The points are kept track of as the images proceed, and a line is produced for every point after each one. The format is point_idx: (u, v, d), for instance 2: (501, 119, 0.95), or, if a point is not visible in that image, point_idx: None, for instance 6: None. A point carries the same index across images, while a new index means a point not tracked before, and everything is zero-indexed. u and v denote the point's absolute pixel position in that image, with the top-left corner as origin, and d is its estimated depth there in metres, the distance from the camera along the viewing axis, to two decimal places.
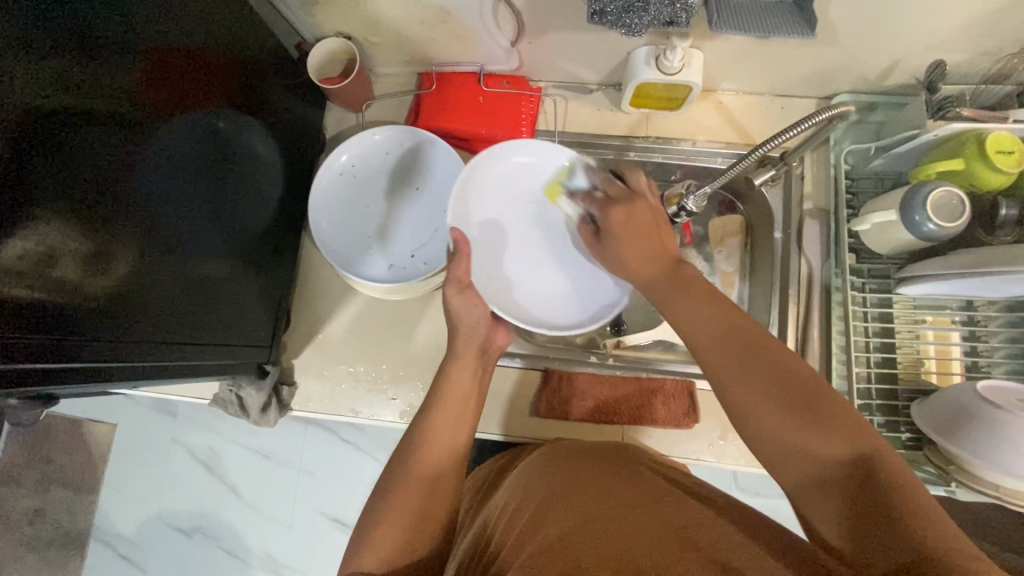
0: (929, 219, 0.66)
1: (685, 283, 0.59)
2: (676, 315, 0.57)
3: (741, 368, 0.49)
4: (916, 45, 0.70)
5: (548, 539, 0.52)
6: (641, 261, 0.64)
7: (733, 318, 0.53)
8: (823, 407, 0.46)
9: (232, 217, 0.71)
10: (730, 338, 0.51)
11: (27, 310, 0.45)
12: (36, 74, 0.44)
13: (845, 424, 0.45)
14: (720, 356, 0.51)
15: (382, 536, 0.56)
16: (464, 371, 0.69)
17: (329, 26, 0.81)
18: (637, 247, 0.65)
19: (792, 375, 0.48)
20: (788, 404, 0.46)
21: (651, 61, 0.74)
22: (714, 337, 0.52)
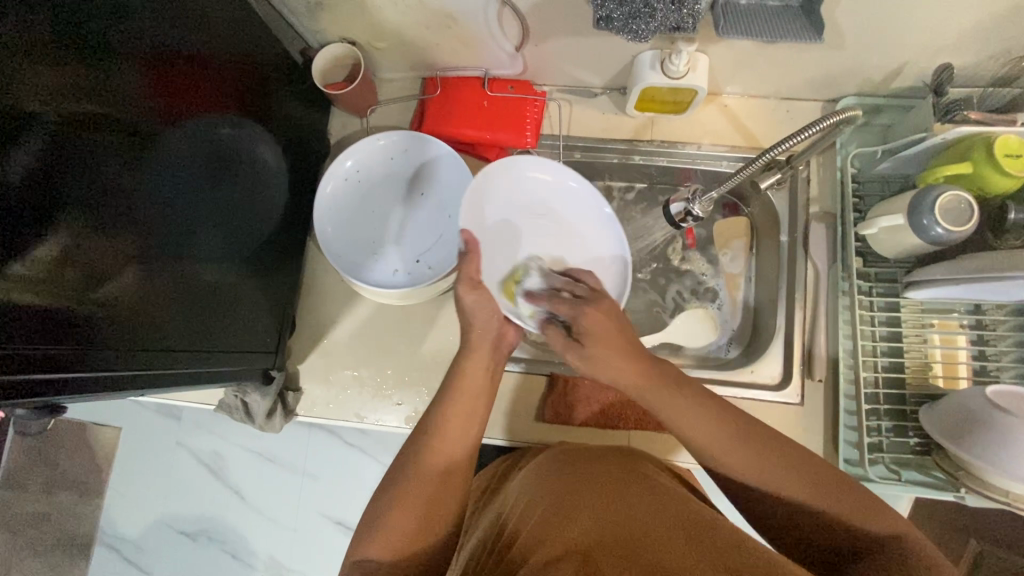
0: (937, 223, 0.65)
1: (673, 389, 0.59)
2: (669, 416, 0.58)
3: (757, 461, 0.54)
4: (923, 49, 0.70)
5: (558, 540, 0.51)
6: (623, 367, 0.61)
7: (735, 425, 0.56)
8: (837, 488, 0.52)
9: (237, 222, 0.70)
10: (738, 440, 0.55)
11: (34, 319, 0.45)
12: (43, 82, 0.44)
13: (860, 500, 0.52)
14: (736, 454, 0.54)
15: (387, 531, 0.56)
16: (479, 371, 0.68)
17: (334, 32, 0.81)
18: (613, 352, 0.62)
19: (801, 463, 0.54)
20: (810, 487, 0.52)
21: (656, 65, 0.73)
22: (721, 440, 0.55)
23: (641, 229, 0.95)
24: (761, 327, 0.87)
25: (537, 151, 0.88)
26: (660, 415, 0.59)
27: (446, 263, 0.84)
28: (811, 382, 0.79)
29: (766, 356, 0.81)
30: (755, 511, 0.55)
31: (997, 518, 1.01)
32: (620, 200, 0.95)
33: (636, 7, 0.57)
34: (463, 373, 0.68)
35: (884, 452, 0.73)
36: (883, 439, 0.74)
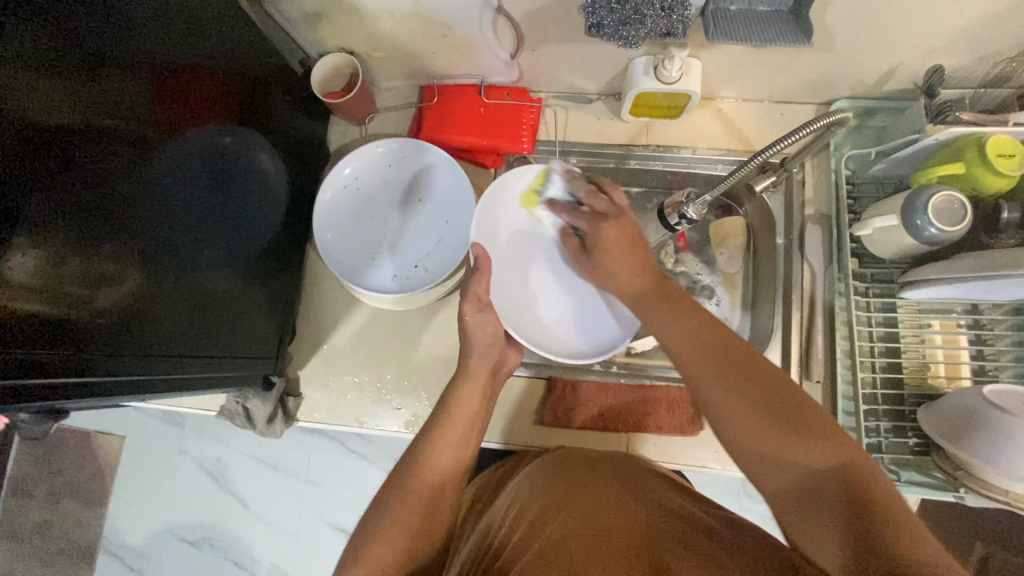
0: (930, 224, 0.66)
1: (658, 303, 0.59)
2: (661, 317, 0.57)
3: (725, 375, 0.48)
4: (913, 52, 0.70)
5: (548, 547, 0.53)
6: (622, 267, 0.65)
7: (712, 329, 0.52)
8: (798, 417, 0.45)
9: (238, 230, 0.72)
10: (706, 343, 0.51)
11: (41, 325, 0.46)
12: (52, 93, 0.46)
13: (820, 434, 0.44)
14: (703, 367, 0.50)
15: (382, 548, 0.58)
16: (474, 398, 0.70)
17: (332, 42, 0.83)
18: (619, 258, 0.65)
19: (766, 383, 0.47)
20: (768, 412, 0.46)
21: (649, 71, 0.74)
22: (695, 356, 0.51)
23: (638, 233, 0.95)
24: (759, 330, 0.87)
25: (534, 156, 0.89)
26: (648, 318, 0.59)
27: (444, 268, 0.85)
28: (809, 384, 0.79)
29: (764, 358, 0.82)
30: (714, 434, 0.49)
31: (1002, 518, 1.00)
32: None
33: (625, 13, 0.58)
34: (462, 394, 0.69)
35: (883, 453, 0.73)
36: (881, 440, 0.74)
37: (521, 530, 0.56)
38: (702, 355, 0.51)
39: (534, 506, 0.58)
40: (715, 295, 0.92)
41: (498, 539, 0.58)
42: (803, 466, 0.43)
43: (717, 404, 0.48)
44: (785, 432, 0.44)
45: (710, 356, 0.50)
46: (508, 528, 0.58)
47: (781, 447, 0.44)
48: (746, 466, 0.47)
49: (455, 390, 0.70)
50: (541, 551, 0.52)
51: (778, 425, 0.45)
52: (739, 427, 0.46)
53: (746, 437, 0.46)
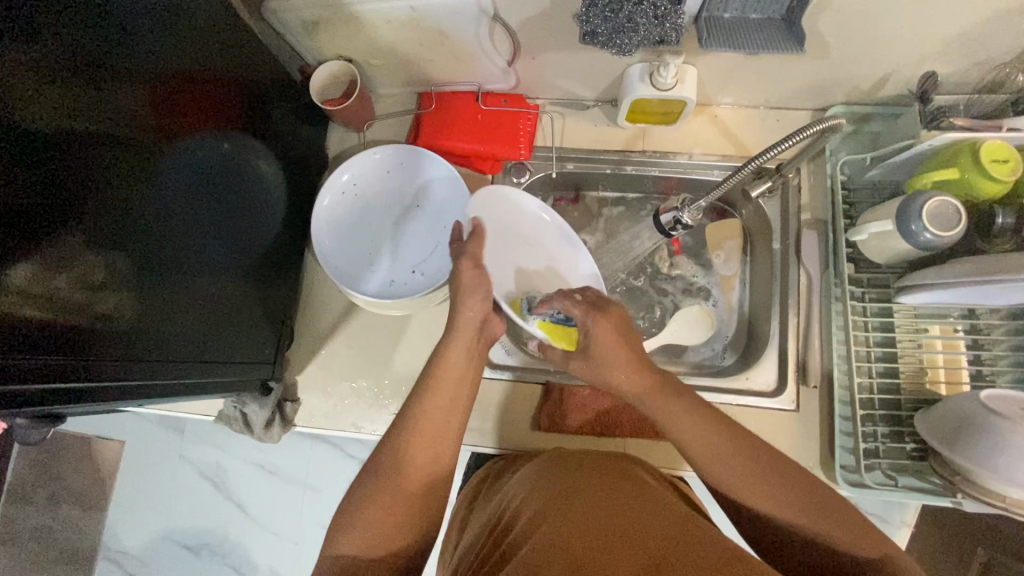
0: (925, 229, 0.66)
1: (678, 405, 0.60)
2: (667, 421, 0.60)
3: (751, 474, 0.55)
4: (906, 58, 0.71)
5: (542, 539, 0.51)
6: (621, 373, 0.64)
7: (724, 431, 0.57)
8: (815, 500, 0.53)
9: (237, 236, 0.72)
10: (724, 444, 0.56)
11: (41, 331, 0.47)
12: (55, 102, 0.47)
13: (827, 512, 0.52)
14: (729, 465, 0.55)
15: (375, 530, 0.55)
16: (460, 359, 0.67)
17: (331, 50, 0.83)
18: (618, 354, 0.65)
19: (786, 472, 0.54)
20: (793, 497, 0.53)
21: (645, 78, 0.75)
22: (709, 446, 0.57)
23: (636, 238, 0.96)
24: (755, 335, 0.87)
25: (532, 163, 0.90)
26: (659, 418, 0.61)
27: (441, 273, 0.85)
28: (806, 389, 0.79)
29: (761, 363, 0.82)
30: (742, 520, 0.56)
31: (1003, 524, 0.99)
32: (613, 211, 0.97)
33: (619, 22, 0.59)
34: (451, 361, 0.66)
35: (881, 458, 0.73)
36: (878, 445, 0.73)
37: (518, 523, 0.55)
38: (720, 459, 0.56)
39: (532, 502, 0.58)
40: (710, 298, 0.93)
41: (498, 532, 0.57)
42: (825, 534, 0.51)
43: (732, 486, 0.55)
44: (811, 511, 0.52)
45: (729, 458, 0.56)
46: (506, 522, 0.57)
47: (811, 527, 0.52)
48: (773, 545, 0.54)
49: (441, 357, 0.67)
50: (540, 539, 0.51)
51: (808, 509, 0.52)
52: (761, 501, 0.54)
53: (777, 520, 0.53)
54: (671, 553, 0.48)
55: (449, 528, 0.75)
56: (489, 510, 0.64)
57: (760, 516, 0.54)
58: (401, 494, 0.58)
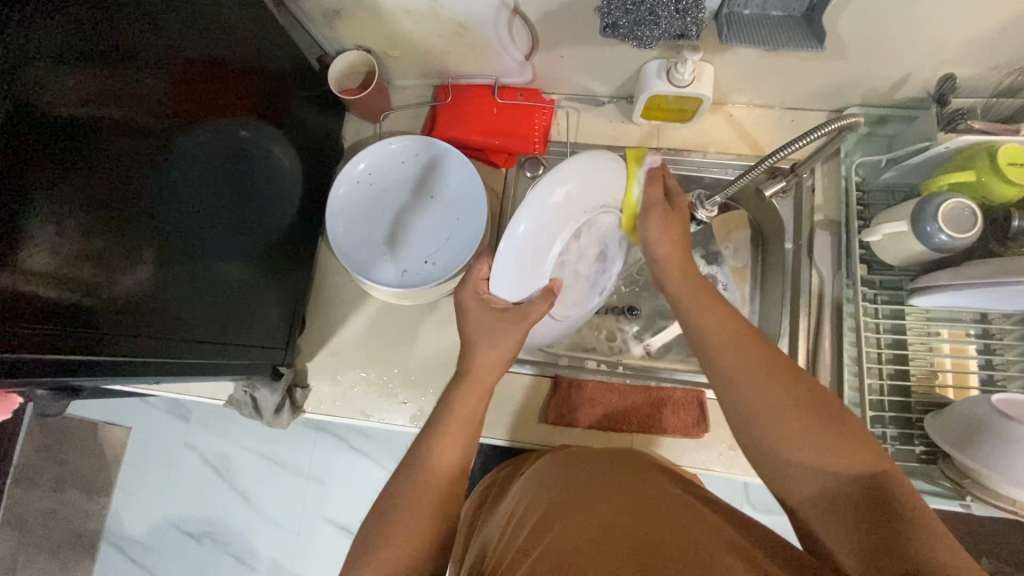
0: (940, 231, 0.66)
1: (701, 295, 0.62)
2: (690, 314, 0.61)
3: (761, 382, 0.52)
4: (926, 60, 0.71)
5: (544, 547, 0.50)
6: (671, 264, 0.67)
7: (744, 330, 0.57)
8: (842, 430, 0.49)
9: (249, 220, 0.72)
10: (735, 336, 0.57)
11: (56, 306, 0.47)
12: (74, 81, 0.47)
13: (860, 442, 0.48)
14: (736, 356, 0.55)
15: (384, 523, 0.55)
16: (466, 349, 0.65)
17: (350, 40, 0.84)
18: (664, 243, 0.68)
19: (791, 376, 0.53)
20: (798, 410, 0.50)
21: (662, 74, 0.75)
22: (729, 348, 0.56)
23: None
24: (765, 334, 0.87)
25: (546, 157, 0.90)
26: (684, 308, 0.63)
27: (453, 263, 0.85)
28: None
29: None
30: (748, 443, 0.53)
31: (1008, 533, 0.99)
32: None
33: (641, 14, 0.59)
34: None
35: None
36: (888, 447, 0.73)
37: (529, 522, 0.55)
38: (729, 348, 0.56)
39: (545, 498, 0.57)
40: (720, 282, 0.92)
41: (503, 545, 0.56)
42: (837, 471, 0.48)
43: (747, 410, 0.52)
44: (822, 433, 0.49)
45: (736, 351, 0.55)
46: (512, 531, 0.56)
47: (819, 453, 0.48)
48: (772, 468, 0.51)
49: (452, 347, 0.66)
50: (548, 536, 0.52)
51: (807, 424, 0.49)
52: (782, 425, 0.50)
53: (775, 432, 0.50)
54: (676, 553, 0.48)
55: (456, 534, 0.74)
56: (495, 520, 0.63)
57: (764, 436, 0.51)
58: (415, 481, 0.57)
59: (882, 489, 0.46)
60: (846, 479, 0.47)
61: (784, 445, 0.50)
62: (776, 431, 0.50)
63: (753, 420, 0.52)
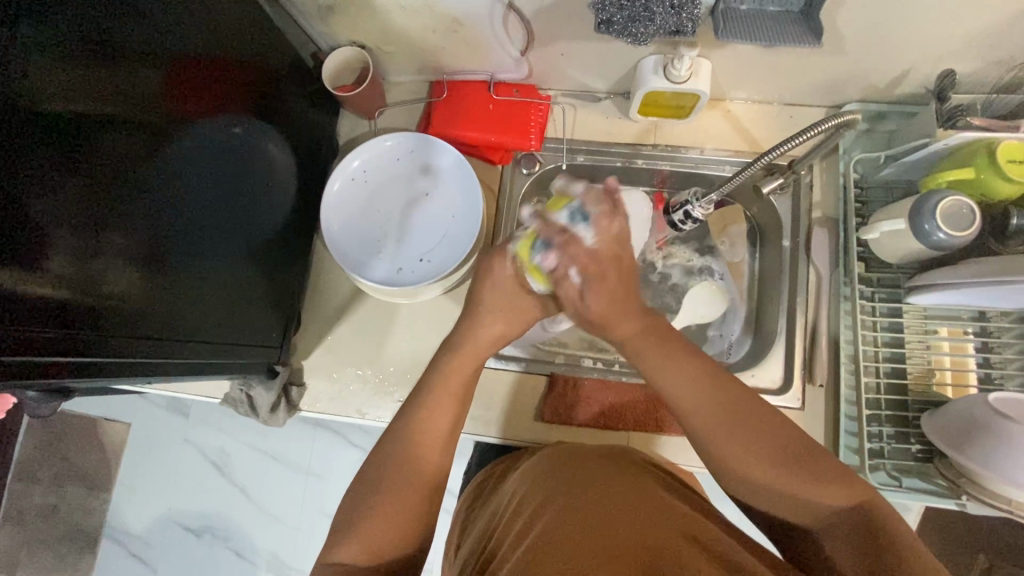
0: (938, 228, 0.66)
1: (668, 351, 0.58)
2: (658, 370, 0.58)
3: (743, 442, 0.52)
4: (925, 56, 0.70)
5: (537, 538, 0.51)
6: (626, 321, 0.60)
7: (723, 393, 0.54)
8: (829, 467, 0.51)
9: (244, 219, 0.72)
10: (714, 406, 0.54)
11: (51, 309, 0.47)
12: (68, 83, 0.47)
13: (844, 480, 0.51)
14: (717, 428, 0.53)
15: (376, 523, 0.54)
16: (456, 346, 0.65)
17: (345, 36, 0.83)
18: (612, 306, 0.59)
19: (768, 427, 0.53)
20: (783, 459, 0.51)
21: (659, 70, 0.75)
22: (703, 406, 0.54)
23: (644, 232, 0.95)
24: (763, 332, 0.87)
25: (542, 154, 0.90)
26: (647, 367, 0.58)
27: (449, 262, 0.85)
28: (812, 387, 0.79)
29: (768, 360, 0.81)
30: (734, 482, 0.54)
31: (1006, 531, 0.99)
32: None
33: (635, 10, 0.58)
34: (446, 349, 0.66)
35: (885, 458, 0.72)
36: (884, 445, 0.73)
37: (523, 517, 0.55)
38: (710, 417, 0.54)
39: (539, 493, 0.57)
40: (716, 273, 0.93)
41: (496, 537, 0.56)
42: (827, 504, 0.50)
43: (730, 462, 0.53)
44: (808, 479, 0.51)
45: (719, 421, 0.53)
46: (506, 524, 0.57)
47: (807, 491, 0.51)
48: (757, 499, 0.53)
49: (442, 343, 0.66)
50: (543, 530, 0.52)
51: (792, 467, 0.51)
52: (770, 474, 0.51)
53: (758, 476, 0.52)
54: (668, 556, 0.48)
55: (451, 526, 0.74)
56: (489, 513, 0.63)
57: (752, 481, 0.53)
58: (409, 480, 0.57)
59: (870, 520, 0.49)
60: (831, 511, 0.50)
61: (767, 486, 0.52)
62: (766, 477, 0.52)
63: (737, 469, 0.53)
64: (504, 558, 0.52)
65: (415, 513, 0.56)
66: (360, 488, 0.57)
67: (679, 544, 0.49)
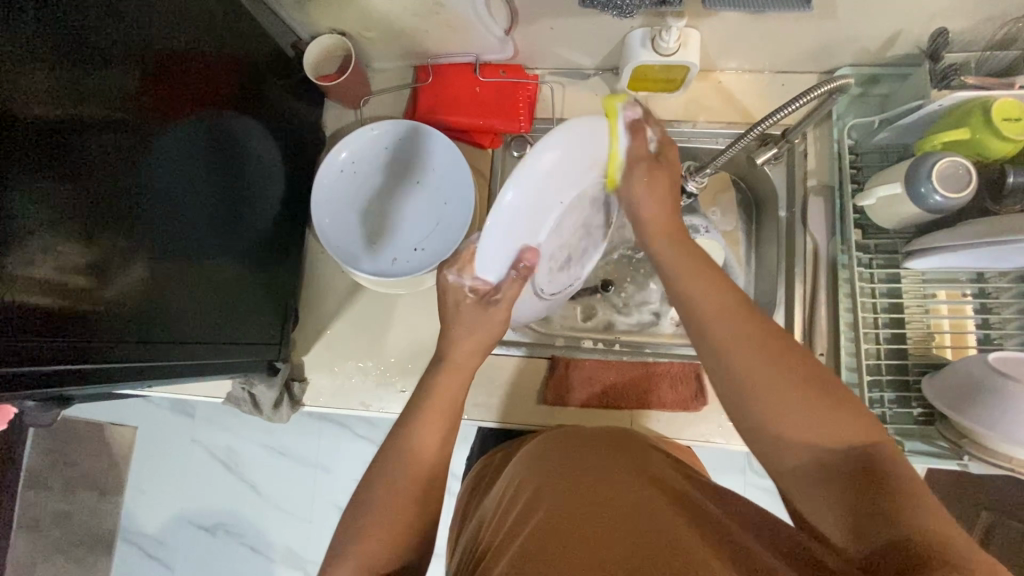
0: (935, 190, 0.65)
1: (693, 262, 0.59)
2: (682, 280, 0.59)
3: (761, 361, 0.50)
4: (918, 16, 0.68)
5: (538, 521, 0.51)
6: (662, 212, 0.63)
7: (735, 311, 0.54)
8: (830, 395, 0.48)
9: (234, 217, 0.71)
10: (730, 309, 0.54)
11: (44, 316, 0.47)
12: (44, 86, 0.46)
13: (849, 414, 0.47)
14: (723, 328, 0.53)
15: (369, 525, 0.54)
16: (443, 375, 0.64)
17: (324, 23, 0.82)
18: (660, 192, 0.62)
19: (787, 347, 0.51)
20: (794, 382, 0.49)
21: (647, 43, 0.73)
22: (724, 317, 0.54)
23: None
24: (762, 305, 0.86)
25: (532, 135, 0.88)
26: (672, 276, 0.60)
27: (441, 249, 0.84)
28: (813, 357, 0.79)
29: None
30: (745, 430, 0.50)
31: (1008, 488, 1.01)
32: None
33: None
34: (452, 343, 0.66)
35: (887, 423, 0.73)
36: (886, 411, 0.74)
37: (526, 498, 0.55)
38: (722, 322, 0.54)
39: (545, 475, 0.57)
40: (700, 228, 0.88)
41: (497, 520, 0.57)
42: (826, 445, 0.46)
43: (750, 393, 0.50)
44: (822, 406, 0.47)
45: (734, 328, 0.53)
46: (507, 508, 0.57)
47: (805, 423, 0.47)
48: (762, 446, 0.50)
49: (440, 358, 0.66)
50: (546, 519, 0.51)
51: (797, 394, 0.48)
52: (779, 401, 0.48)
53: (769, 411, 0.49)
54: (662, 539, 0.48)
55: (455, 510, 0.75)
56: (484, 505, 0.64)
57: (761, 425, 0.49)
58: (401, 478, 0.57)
59: (870, 468, 0.44)
60: (832, 453, 0.46)
61: (774, 425, 0.48)
62: (776, 420, 0.48)
63: (741, 394, 0.50)
64: (504, 544, 0.52)
65: (406, 507, 0.56)
66: (370, 480, 0.59)
67: (672, 525, 0.49)
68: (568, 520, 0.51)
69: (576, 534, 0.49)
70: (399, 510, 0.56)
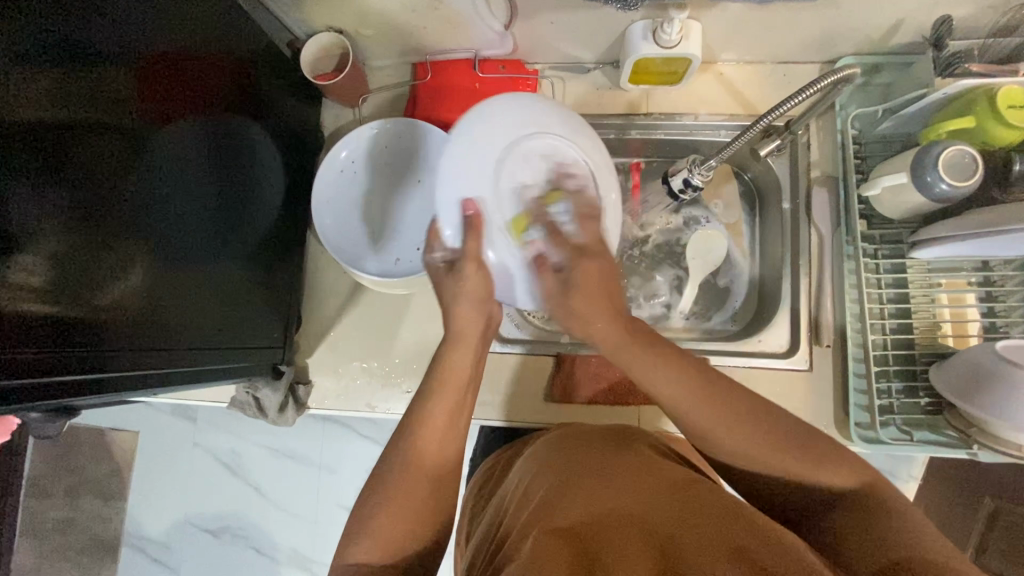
0: (941, 179, 0.65)
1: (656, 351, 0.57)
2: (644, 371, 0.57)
3: (743, 426, 0.53)
4: (921, 4, 0.68)
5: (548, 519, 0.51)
6: (608, 321, 0.59)
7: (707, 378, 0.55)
8: (824, 450, 0.53)
9: (234, 219, 0.70)
10: (705, 390, 0.54)
11: (44, 324, 0.46)
12: (39, 90, 0.45)
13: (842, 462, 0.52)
14: (705, 410, 0.54)
15: (380, 528, 0.54)
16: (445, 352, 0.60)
17: (320, 21, 0.80)
18: (598, 303, 0.59)
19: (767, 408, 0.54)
20: (783, 441, 0.52)
21: (648, 36, 0.73)
22: (699, 396, 0.54)
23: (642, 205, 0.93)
24: (767, 297, 0.86)
25: None
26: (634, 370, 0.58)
27: None
28: (820, 349, 0.79)
29: (773, 324, 0.81)
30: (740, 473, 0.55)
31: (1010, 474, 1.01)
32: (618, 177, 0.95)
33: None
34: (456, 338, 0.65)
35: (895, 414, 0.73)
36: (893, 401, 0.74)
37: (536, 498, 0.55)
38: (705, 401, 0.54)
39: (555, 474, 0.57)
40: (702, 220, 0.91)
41: (507, 519, 0.56)
42: (825, 486, 0.52)
43: (743, 450, 0.53)
44: (812, 459, 0.52)
45: (717, 403, 0.54)
46: (517, 506, 0.57)
47: (805, 471, 0.52)
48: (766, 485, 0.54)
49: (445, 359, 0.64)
50: (556, 518, 0.51)
51: (790, 450, 0.52)
52: (776, 457, 0.52)
53: (769, 459, 0.53)
54: (674, 537, 0.47)
55: (463, 509, 0.75)
56: (492, 508, 0.63)
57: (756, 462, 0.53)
58: (411, 481, 0.56)
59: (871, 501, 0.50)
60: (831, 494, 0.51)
61: (775, 468, 0.53)
62: (772, 465, 0.53)
63: (735, 450, 0.53)
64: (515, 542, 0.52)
65: (417, 509, 0.55)
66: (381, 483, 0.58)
67: (684, 523, 0.48)
68: (578, 518, 0.51)
69: (588, 531, 0.49)
70: (410, 513, 0.55)
